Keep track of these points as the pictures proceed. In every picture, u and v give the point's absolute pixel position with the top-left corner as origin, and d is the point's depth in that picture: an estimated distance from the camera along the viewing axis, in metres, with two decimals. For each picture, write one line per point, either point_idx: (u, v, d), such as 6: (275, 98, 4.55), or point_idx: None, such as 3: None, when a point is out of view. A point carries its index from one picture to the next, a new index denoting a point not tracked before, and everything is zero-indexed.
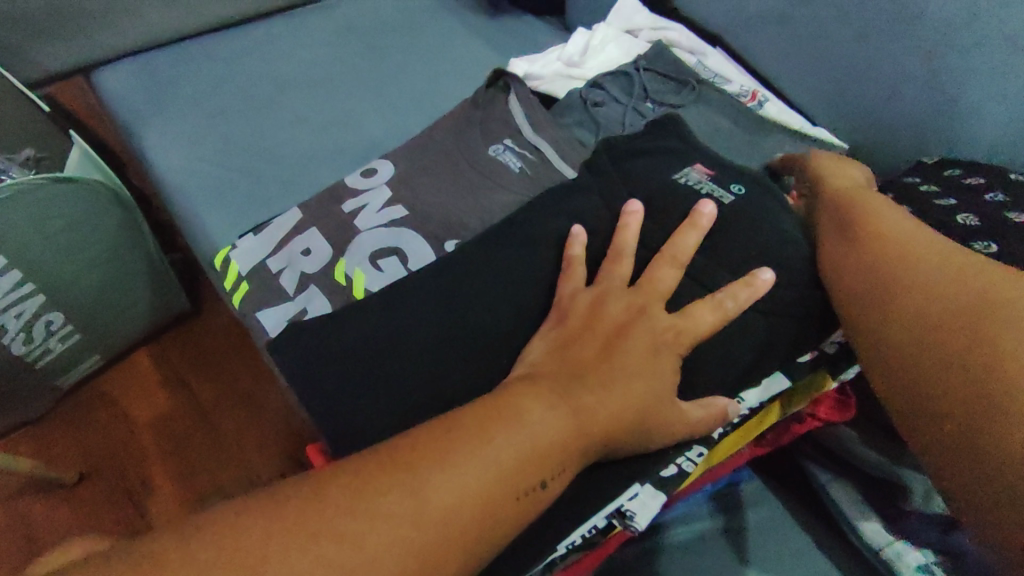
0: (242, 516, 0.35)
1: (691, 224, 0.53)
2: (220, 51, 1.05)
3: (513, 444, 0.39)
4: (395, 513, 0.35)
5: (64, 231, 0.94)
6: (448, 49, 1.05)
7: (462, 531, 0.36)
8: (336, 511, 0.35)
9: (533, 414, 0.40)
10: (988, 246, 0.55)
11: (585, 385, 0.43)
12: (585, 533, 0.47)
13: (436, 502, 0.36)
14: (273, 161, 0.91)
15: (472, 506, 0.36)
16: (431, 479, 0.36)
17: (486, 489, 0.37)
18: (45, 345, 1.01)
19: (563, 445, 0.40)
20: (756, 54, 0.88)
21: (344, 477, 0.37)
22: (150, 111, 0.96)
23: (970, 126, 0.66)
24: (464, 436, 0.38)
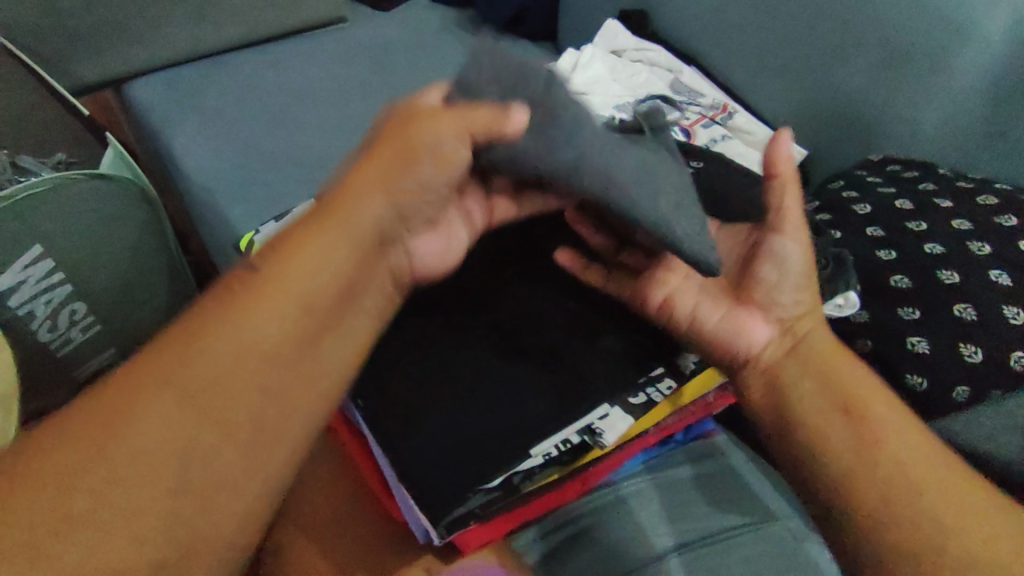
0: (158, 371, 0.40)
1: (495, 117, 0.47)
2: (242, 65, 1.16)
3: (337, 229, 0.45)
4: (268, 313, 0.42)
5: (93, 226, 1.02)
6: (451, 67, 1.16)
7: (332, 301, 0.44)
8: (226, 326, 0.41)
9: (341, 202, 0.45)
10: (935, 247, 0.62)
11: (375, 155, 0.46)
12: (561, 447, 0.57)
13: (302, 299, 0.43)
14: (289, 159, 1.00)
15: (333, 285, 0.44)
16: (294, 259, 0.44)
17: (302, 288, 0.43)
18: (66, 335, 1.06)
19: (362, 233, 0.45)
20: (729, 71, 0.99)
21: (216, 303, 0.43)
22: (178, 115, 1.06)
23: (908, 125, 0.78)
24: (314, 226, 0.45)
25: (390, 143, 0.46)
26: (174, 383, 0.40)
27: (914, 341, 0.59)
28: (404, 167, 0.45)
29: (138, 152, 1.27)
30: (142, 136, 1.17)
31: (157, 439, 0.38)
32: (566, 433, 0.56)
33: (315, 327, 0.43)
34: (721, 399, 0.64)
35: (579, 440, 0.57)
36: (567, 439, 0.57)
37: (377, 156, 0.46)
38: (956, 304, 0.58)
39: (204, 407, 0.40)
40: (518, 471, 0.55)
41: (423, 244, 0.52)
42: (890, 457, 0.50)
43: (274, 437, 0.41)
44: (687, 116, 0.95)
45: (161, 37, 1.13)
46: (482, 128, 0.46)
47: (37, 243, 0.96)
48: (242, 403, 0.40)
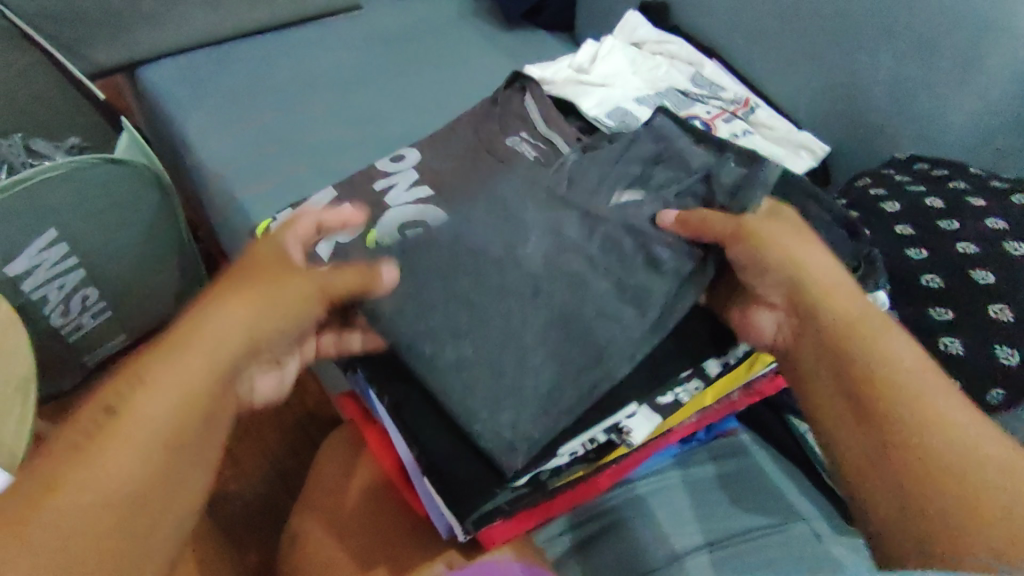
0: (62, 455, 0.46)
1: (357, 274, 0.57)
2: (257, 51, 1.14)
3: (221, 311, 0.52)
4: (155, 399, 0.48)
5: (107, 211, 1.01)
6: (468, 58, 1.15)
7: (215, 390, 0.51)
8: (121, 410, 0.48)
9: (220, 295, 0.53)
10: (970, 247, 0.61)
11: (255, 261, 0.56)
12: (586, 445, 0.56)
13: (190, 369, 0.50)
14: (305, 147, 1.00)
15: (216, 377, 0.51)
16: (193, 352, 0.51)
17: (201, 379, 0.50)
18: (78, 320, 1.08)
19: (249, 333, 0.52)
20: (751, 66, 0.97)
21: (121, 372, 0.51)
22: (192, 101, 1.05)
23: (938, 122, 0.77)
24: (199, 322, 0.52)
25: (269, 249, 0.57)
26: (79, 446, 0.46)
27: (947, 343, 0.58)
28: (288, 274, 0.55)
29: (151, 138, 1.27)
30: (155, 122, 1.17)
31: (60, 506, 0.43)
32: (593, 432, 0.55)
33: (211, 399, 0.51)
34: (745, 398, 0.63)
35: (606, 439, 0.56)
36: (594, 437, 0.56)
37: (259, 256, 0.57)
38: (990, 305, 0.58)
39: (95, 474, 0.45)
40: (545, 469, 0.55)
41: (260, 381, 0.58)
42: (936, 444, 0.46)
43: (160, 487, 0.48)
44: (707, 110, 0.94)
45: (177, 22, 1.12)
46: (348, 288, 0.56)
47: (52, 227, 0.96)
48: (130, 461, 0.46)
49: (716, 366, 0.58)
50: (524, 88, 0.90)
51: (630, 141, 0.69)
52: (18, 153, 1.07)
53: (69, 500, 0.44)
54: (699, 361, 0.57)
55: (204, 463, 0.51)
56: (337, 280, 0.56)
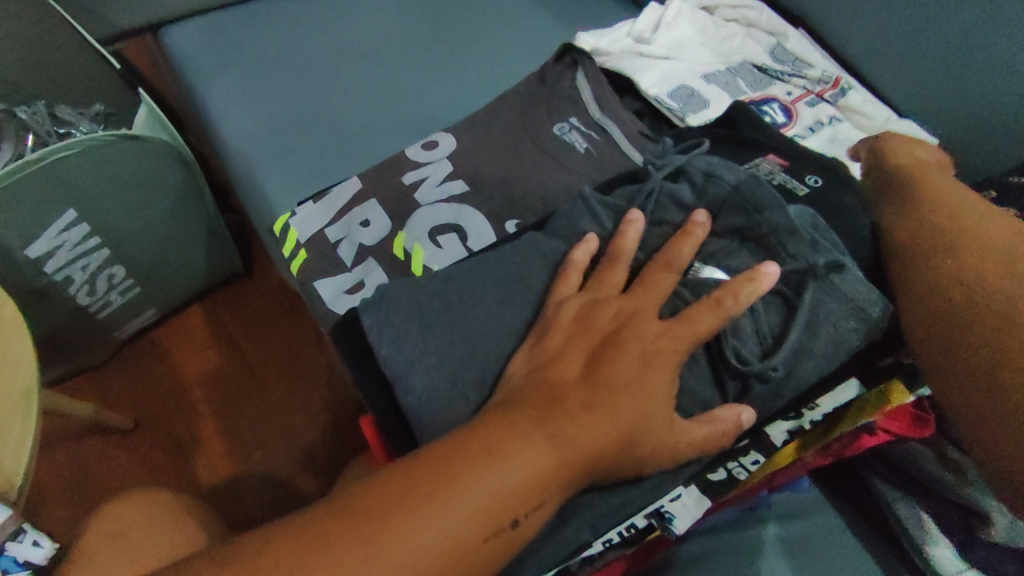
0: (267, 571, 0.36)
1: (684, 235, 0.49)
2: (285, 11, 1.05)
3: (472, 505, 0.38)
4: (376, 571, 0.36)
5: (128, 189, 0.96)
6: (515, 22, 1.02)
7: None
8: (341, 553, 0.36)
9: (438, 505, 0.38)
10: None
11: (506, 467, 0.39)
12: (622, 532, 0.48)
13: (452, 563, 0.37)
14: (333, 126, 0.91)
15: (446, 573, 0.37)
16: (440, 512, 0.38)
17: (439, 565, 0.37)
18: (106, 297, 1.05)
19: (535, 482, 0.39)
20: (846, 39, 0.83)
21: (285, 550, 0.37)
22: (215, 69, 0.97)
23: None
24: (471, 459, 0.39)
25: (541, 434, 0.40)
26: None
27: None
28: (594, 422, 0.41)
29: (178, 104, 1.20)
30: (180, 88, 1.10)
31: None
32: (633, 518, 0.47)
33: None
34: (819, 459, 0.55)
35: (645, 524, 0.48)
36: (632, 523, 0.48)
37: (536, 447, 0.40)
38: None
39: None
40: (578, 558, 0.48)
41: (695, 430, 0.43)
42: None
43: None
44: (788, 91, 0.80)
45: None
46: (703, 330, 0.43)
47: (71, 208, 0.91)
48: None
49: (783, 435, 0.50)
50: (577, 62, 0.78)
51: (713, 178, 0.53)
52: (42, 121, 1.02)
53: None
54: (759, 429, 0.49)
55: None
56: (675, 249, 0.48)
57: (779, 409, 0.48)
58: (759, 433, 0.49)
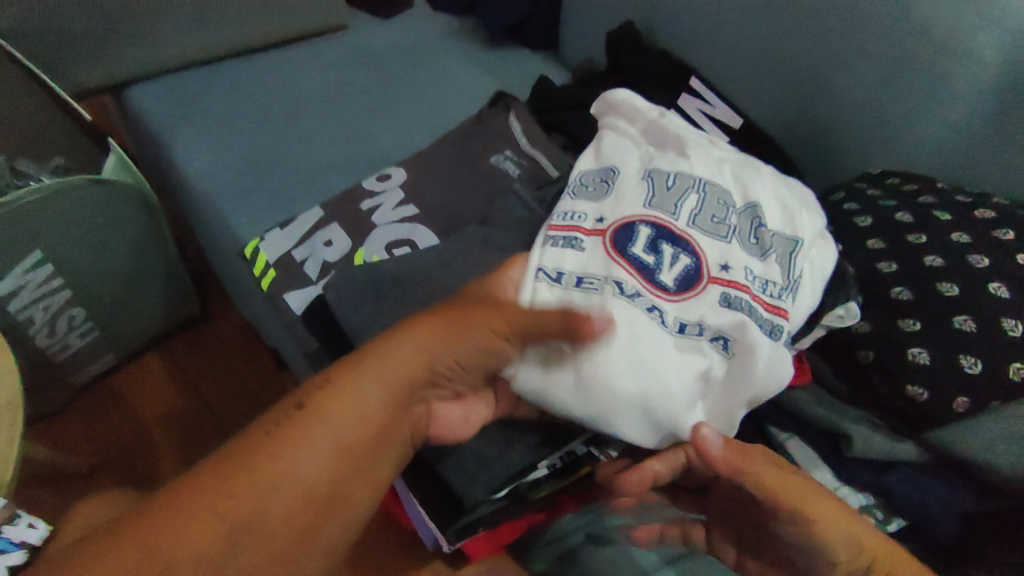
0: (265, 439, 0.48)
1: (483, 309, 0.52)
2: (247, 72, 1.16)
3: (386, 372, 0.51)
4: (340, 432, 0.49)
5: (95, 232, 1.01)
6: (453, 78, 1.16)
7: (380, 437, 0.51)
8: (312, 425, 0.49)
9: (292, 458, 0.48)
10: (936, 260, 0.61)
11: (406, 351, 0.51)
12: (563, 459, 0.61)
13: (384, 408, 0.51)
14: (292, 168, 1.01)
15: (386, 415, 0.51)
16: (361, 386, 0.50)
17: (380, 414, 0.51)
18: (64, 340, 1.07)
19: (429, 357, 0.52)
20: None
21: (181, 540, 0.45)
22: (179, 122, 1.06)
23: (905, 139, 0.77)
24: (386, 354, 0.51)
25: (373, 383, 0.50)
26: (267, 478, 0.47)
27: (914, 385, 0.57)
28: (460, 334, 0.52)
29: (136, 157, 1.26)
30: (142, 142, 1.16)
31: (263, 508, 0.47)
32: (573, 444, 0.60)
33: (378, 440, 0.51)
34: None
35: (585, 450, 0.61)
36: (574, 450, 0.61)
37: (369, 390, 0.50)
38: (1006, 318, 0.55)
39: (274, 498, 0.47)
40: (526, 480, 0.59)
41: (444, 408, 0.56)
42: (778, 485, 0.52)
43: (327, 503, 0.49)
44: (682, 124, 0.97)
45: (159, 40, 1.11)
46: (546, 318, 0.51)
47: (37, 249, 0.95)
48: (307, 474, 0.48)
49: None
50: (509, 106, 0.91)
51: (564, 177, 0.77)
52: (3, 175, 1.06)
53: (268, 503, 0.47)
54: None
55: (362, 492, 0.51)
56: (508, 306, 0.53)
57: None
58: None
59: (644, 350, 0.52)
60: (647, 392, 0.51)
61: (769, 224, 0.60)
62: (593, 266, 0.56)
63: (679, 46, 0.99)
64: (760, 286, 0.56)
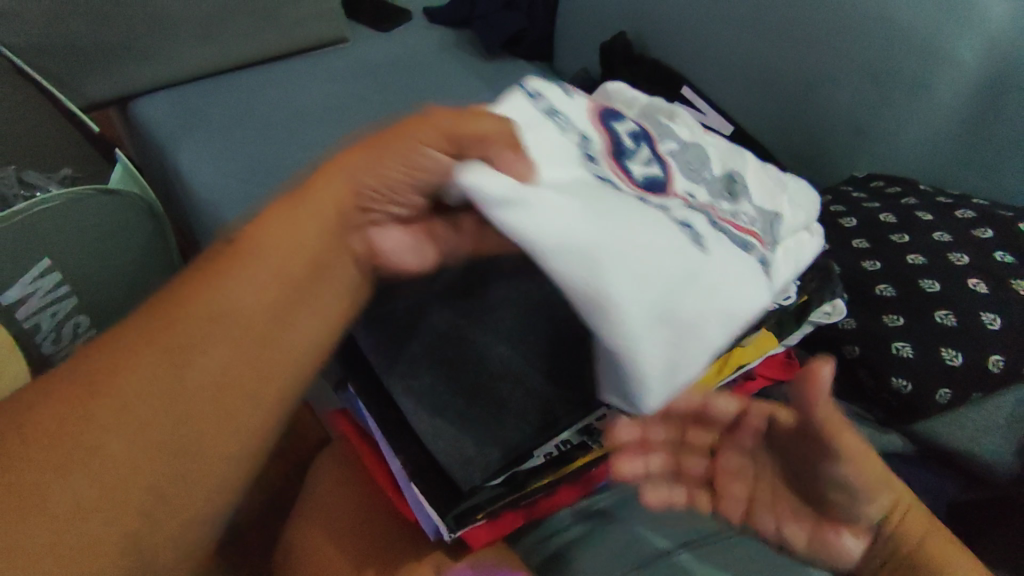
0: (129, 341, 0.43)
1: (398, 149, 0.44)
2: (250, 84, 1.18)
3: (267, 251, 0.45)
4: (217, 316, 0.43)
5: (102, 241, 1.04)
6: (451, 89, 1.19)
7: (259, 320, 0.44)
8: (184, 319, 0.43)
9: (126, 380, 0.41)
10: (916, 258, 0.63)
11: (292, 214, 0.45)
12: (558, 447, 0.61)
13: (263, 285, 0.44)
14: (295, 177, 1.04)
15: (271, 299, 0.44)
16: (234, 272, 0.44)
17: (258, 301, 0.44)
18: (68, 347, 1.05)
19: (313, 233, 0.45)
20: None
21: (52, 483, 0.39)
22: (184, 134, 1.08)
23: (888, 143, 0.80)
24: (273, 229, 0.45)
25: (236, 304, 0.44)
26: (128, 377, 0.41)
27: (896, 378, 0.60)
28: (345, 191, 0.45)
29: (141, 168, 1.29)
30: (147, 154, 1.19)
31: (125, 408, 0.41)
32: (568, 434, 0.60)
33: (262, 321, 0.44)
34: None
35: (579, 440, 0.62)
36: (568, 439, 0.61)
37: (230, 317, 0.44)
38: (983, 313, 0.58)
39: (140, 405, 0.41)
40: (521, 468, 0.59)
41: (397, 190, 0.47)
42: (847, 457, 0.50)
43: (215, 403, 0.43)
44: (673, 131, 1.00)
45: (164, 54, 1.14)
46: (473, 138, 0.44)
47: (46, 258, 0.97)
48: (182, 369, 0.42)
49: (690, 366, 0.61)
50: None
51: None
52: (11, 186, 1.07)
53: (136, 411, 0.41)
54: None
55: (252, 382, 0.44)
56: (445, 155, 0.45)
57: None
58: None
59: (634, 210, 0.45)
60: (643, 254, 0.43)
61: (747, 195, 0.59)
62: (574, 122, 0.53)
63: (670, 56, 1.02)
64: (730, 214, 0.55)
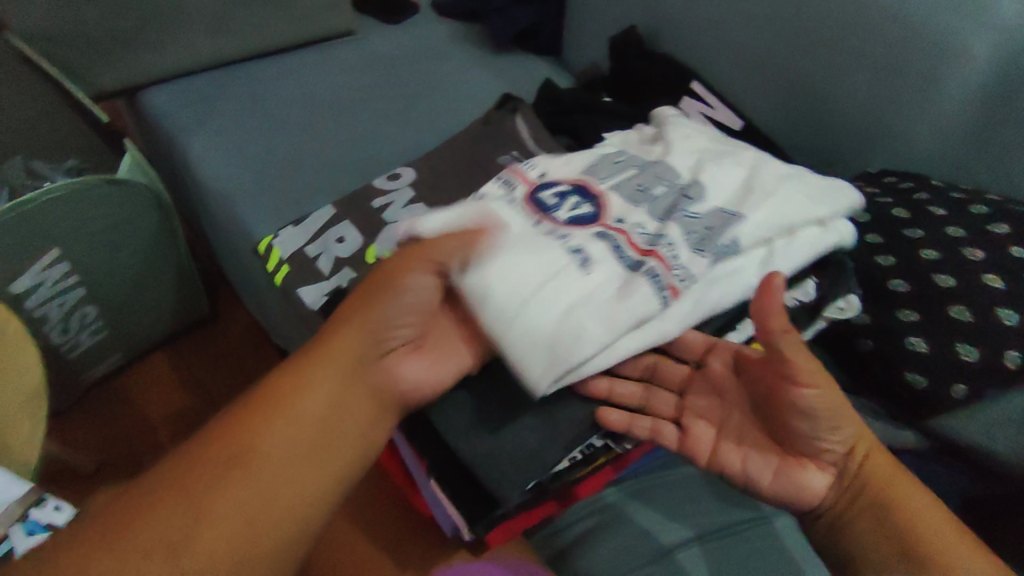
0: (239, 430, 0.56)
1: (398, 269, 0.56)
2: (259, 76, 1.18)
3: (340, 361, 0.58)
4: (306, 412, 0.57)
5: (110, 231, 1.04)
6: (461, 82, 1.19)
7: (339, 412, 0.58)
8: (282, 412, 0.56)
9: (251, 469, 0.54)
10: (932, 253, 0.63)
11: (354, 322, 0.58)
12: (585, 450, 0.59)
13: (341, 389, 0.58)
14: (303, 170, 1.03)
15: (345, 394, 0.58)
16: (317, 376, 0.58)
17: (337, 398, 0.58)
18: (76, 338, 1.09)
19: (371, 337, 0.59)
20: None
21: (197, 536, 0.51)
22: (193, 124, 1.08)
23: (901, 138, 0.79)
24: (339, 342, 0.58)
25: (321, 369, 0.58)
26: (248, 466, 0.54)
27: (914, 375, 0.60)
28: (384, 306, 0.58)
29: (149, 159, 1.28)
30: (156, 145, 1.19)
31: (244, 483, 0.54)
32: (592, 438, 0.58)
33: (343, 417, 0.58)
34: None
35: (601, 443, 0.59)
36: (591, 442, 0.59)
37: (322, 379, 0.58)
38: (1001, 308, 0.57)
39: (255, 477, 0.54)
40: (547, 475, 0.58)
41: (409, 365, 0.60)
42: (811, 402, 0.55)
43: (314, 478, 0.56)
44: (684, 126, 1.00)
45: (173, 44, 1.13)
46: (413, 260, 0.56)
47: (54, 247, 0.97)
48: (286, 447, 0.56)
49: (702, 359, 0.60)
50: (516, 108, 0.93)
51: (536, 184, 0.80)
52: (20, 175, 1.07)
53: (259, 485, 0.54)
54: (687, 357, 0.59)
55: (341, 457, 0.58)
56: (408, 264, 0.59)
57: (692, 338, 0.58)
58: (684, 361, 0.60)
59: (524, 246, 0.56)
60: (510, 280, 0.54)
61: (708, 201, 0.62)
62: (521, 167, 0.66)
63: (681, 50, 1.01)
64: (638, 233, 0.59)
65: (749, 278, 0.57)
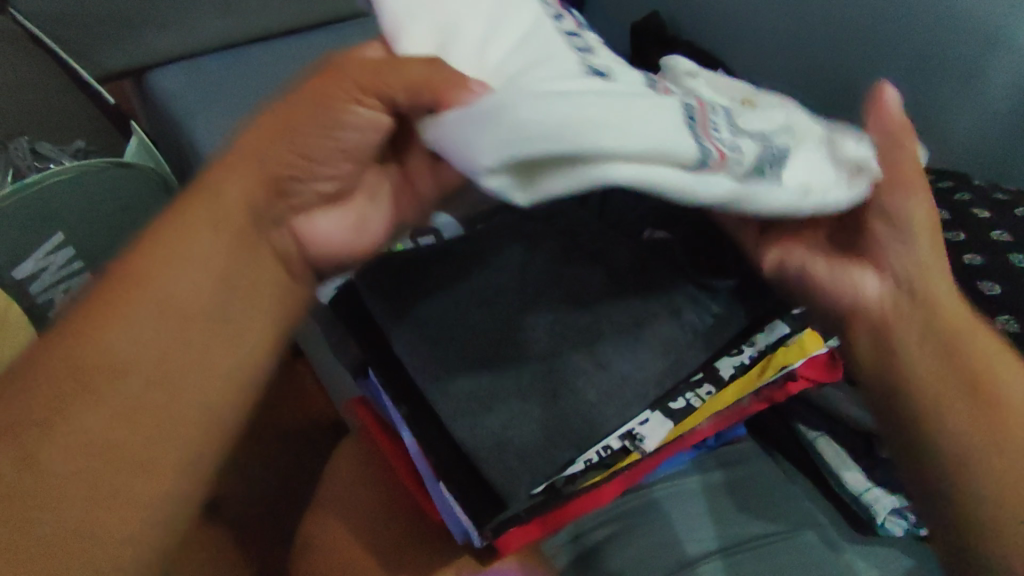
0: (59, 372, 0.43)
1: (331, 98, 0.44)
2: (268, 58, 1.15)
3: (184, 263, 0.45)
4: (143, 319, 0.44)
5: (116, 215, 1.01)
6: None
7: (203, 303, 0.46)
8: (118, 323, 0.44)
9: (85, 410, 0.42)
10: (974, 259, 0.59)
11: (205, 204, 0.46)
12: (601, 453, 0.57)
13: (196, 275, 0.46)
14: None
15: (206, 289, 0.46)
16: (160, 271, 0.45)
17: (198, 291, 0.45)
18: None
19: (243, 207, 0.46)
20: None
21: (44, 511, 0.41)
22: (200, 107, 1.05)
23: (938, 135, 0.75)
24: (181, 233, 0.46)
25: (208, 223, 0.46)
26: (80, 406, 0.42)
27: None
28: (243, 176, 0.45)
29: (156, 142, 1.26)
30: (163, 128, 1.16)
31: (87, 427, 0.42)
32: (609, 439, 0.56)
33: (203, 310, 0.46)
34: (756, 404, 0.64)
35: (620, 445, 0.57)
36: (609, 444, 0.57)
37: (209, 243, 0.46)
38: None
39: (93, 420, 0.42)
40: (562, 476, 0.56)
41: (322, 218, 0.50)
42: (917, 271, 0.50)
43: (174, 389, 0.44)
44: None
45: (181, 24, 1.10)
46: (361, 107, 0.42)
47: (58, 231, 0.95)
48: (137, 351, 0.44)
49: (729, 369, 0.58)
50: None
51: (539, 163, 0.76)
52: (25, 156, 1.05)
53: (103, 431, 0.42)
54: (711, 364, 0.57)
55: (207, 370, 0.45)
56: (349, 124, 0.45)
57: (722, 345, 0.55)
58: (710, 368, 0.57)
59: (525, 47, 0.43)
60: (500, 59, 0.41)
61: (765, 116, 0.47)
62: None
63: (706, 37, 0.97)
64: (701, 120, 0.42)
65: (765, 202, 0.40)
